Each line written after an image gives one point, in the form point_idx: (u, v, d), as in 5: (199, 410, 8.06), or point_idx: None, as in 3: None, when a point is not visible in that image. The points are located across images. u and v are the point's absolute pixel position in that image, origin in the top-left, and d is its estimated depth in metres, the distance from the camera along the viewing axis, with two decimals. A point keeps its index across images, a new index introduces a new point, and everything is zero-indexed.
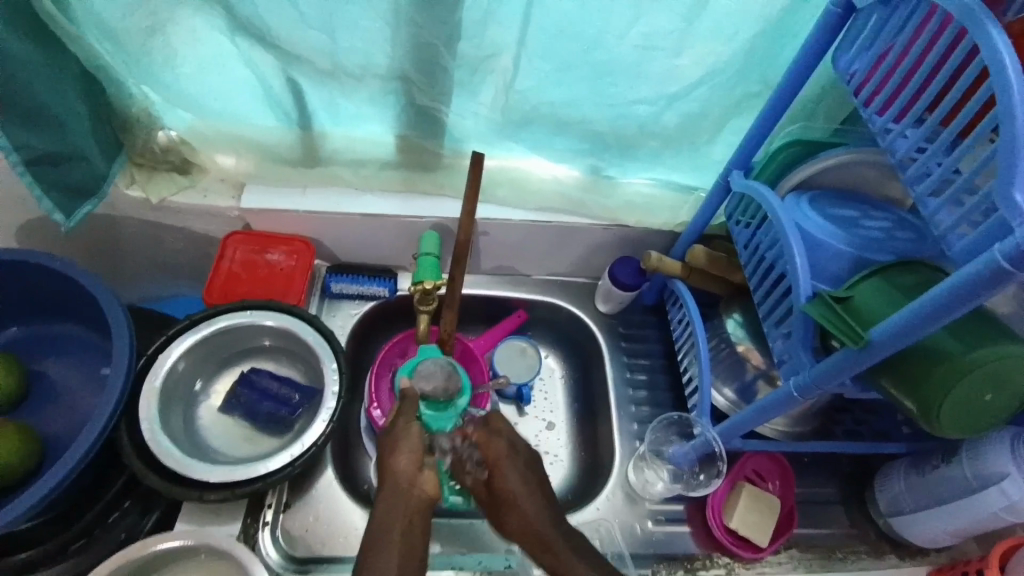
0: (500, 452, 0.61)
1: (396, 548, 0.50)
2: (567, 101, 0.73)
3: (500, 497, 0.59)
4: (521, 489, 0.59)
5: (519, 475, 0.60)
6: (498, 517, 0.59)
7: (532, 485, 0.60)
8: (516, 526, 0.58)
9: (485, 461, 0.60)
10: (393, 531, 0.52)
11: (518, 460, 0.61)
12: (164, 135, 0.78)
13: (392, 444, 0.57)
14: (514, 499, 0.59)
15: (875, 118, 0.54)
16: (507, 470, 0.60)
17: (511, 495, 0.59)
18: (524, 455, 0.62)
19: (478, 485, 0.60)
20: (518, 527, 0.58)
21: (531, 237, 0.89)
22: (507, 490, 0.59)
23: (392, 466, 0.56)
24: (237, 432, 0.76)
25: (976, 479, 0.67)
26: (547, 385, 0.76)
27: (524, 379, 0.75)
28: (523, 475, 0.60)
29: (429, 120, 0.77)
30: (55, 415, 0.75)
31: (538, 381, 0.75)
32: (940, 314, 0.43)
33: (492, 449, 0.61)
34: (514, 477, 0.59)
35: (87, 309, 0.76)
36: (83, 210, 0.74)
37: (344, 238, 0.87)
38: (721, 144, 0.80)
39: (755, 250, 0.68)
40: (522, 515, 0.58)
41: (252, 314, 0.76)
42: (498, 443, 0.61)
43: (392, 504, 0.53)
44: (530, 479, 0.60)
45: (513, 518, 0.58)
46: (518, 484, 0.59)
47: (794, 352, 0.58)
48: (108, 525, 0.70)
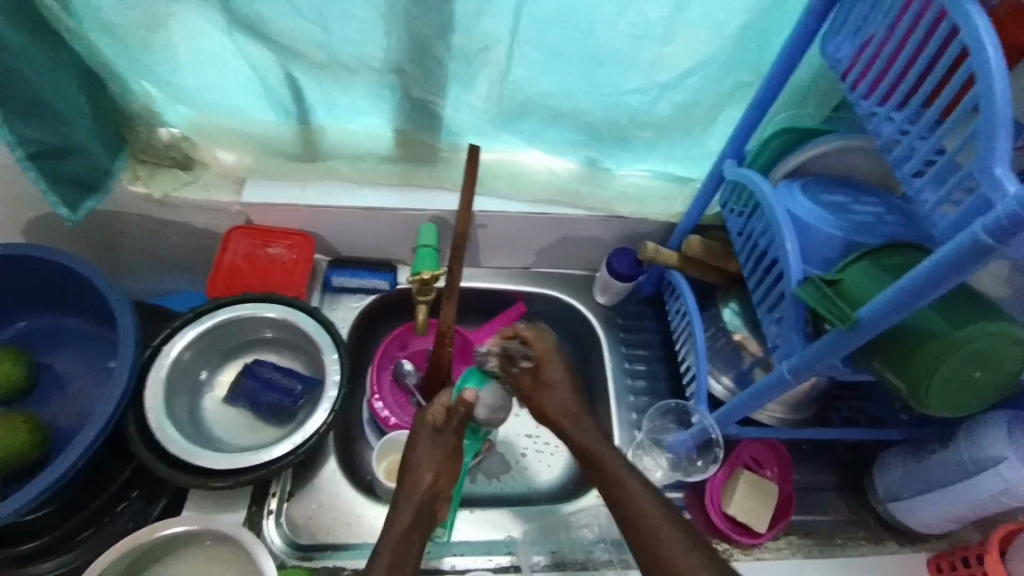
0: (547, 349, 0.62)
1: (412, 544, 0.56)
2: (561, 92, 0.74)
3: (546, 381, 0.62)
4: (562, 379, 0.63)
5: (561, 372, 0.62)
6: (538, 396, 0.62)
7: (572, 377, 0.64)
8: (562, 409, 0.62)
9: (535, 355, 0.61)
10: (414, 533, 0.57)
11: (560, 357, 0.63)
12: (166, 132, 0.80)
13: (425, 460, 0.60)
14: (556, 386, 0.62)
15: (861, 103, 0.55)
16: (554, 363, 0.62)
17: (555, 381, 0.62)
18: (564, 354, 0.64)
19: (526, 376, 0.62)
20: (556, 408, 0.62)
21: (528, 229, 0.90)
22: (551, 376, 0.62)
23: (416, 481, 0.59)
24: (241, 421, 0.78)
25: (973, 463, 0.67)
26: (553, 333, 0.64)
27: (528, 336, 0.61)
28: (563, 371, 0.63)
29: (425, 113, 0.78)
30: (62, 406, 0.76)
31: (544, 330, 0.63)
32: (925, 290, 0.44)
33: (542, 345, 0.62)
34: (560, 371, 0.62)
35: (93, 303, 0.77)
36: (87, 204, 0.76)
37: (344, 232, 0.88)
38: (715, 135, 0.80)
39: (749, 237, 0.69)
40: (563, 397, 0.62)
41: (252, 306, 0.77)
42: (548, 338, 0.62)
43: (416, 514, 0.58)
44: (570, 377, 0.64)
45: (553, 399, 0.62)
46: (557, 368, 0.62)
47: (786, 335, 0.59)
48: (115, 514, 0.71)
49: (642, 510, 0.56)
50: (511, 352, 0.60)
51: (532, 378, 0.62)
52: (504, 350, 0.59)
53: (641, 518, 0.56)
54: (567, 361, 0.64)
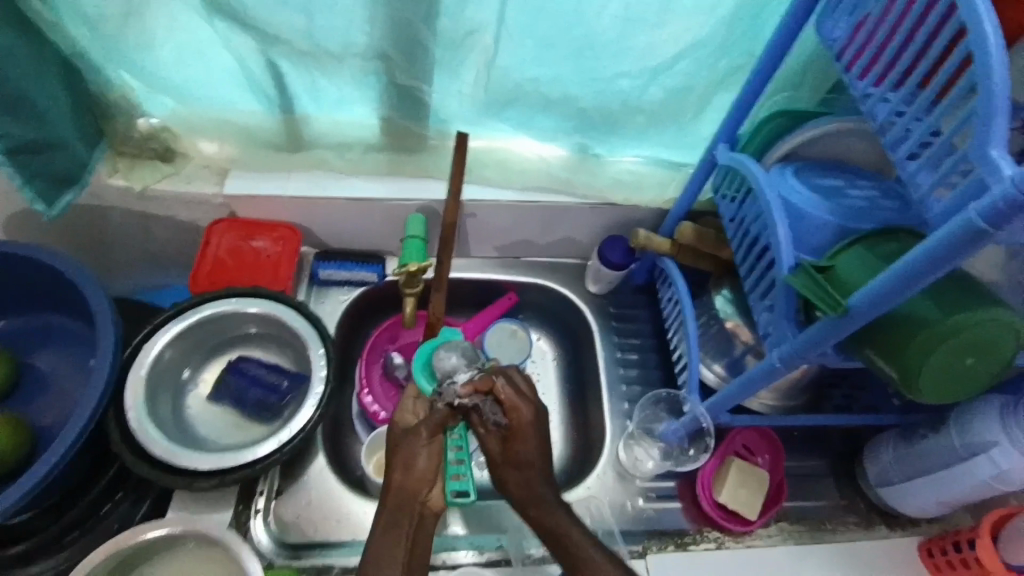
0: (525, 420, 0.60)
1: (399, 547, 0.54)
2: (550, 78, 0.73)
3: (515, 459, 0.60)
4: (537, 455, 0.60)
5: (535, 442, 0.60)
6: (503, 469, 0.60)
7: (546, 451, 0.61)
8: (521, 488, 0.60)
9: (508, 426, 0.60)
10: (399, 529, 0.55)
11: (541, 425, 0.60)
12: (145, 122, 0.77)
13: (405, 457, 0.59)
14: (530, 463, 0.59)
15: (856, 83, 0.54)
16: (530, 435, 0.60)
17: (527, 459, 0.59)
18: (546, 422, 0.61)
19: (494, 442, 0.61)
20: (517, 484, 0.60)
21: (519, 218, 0.88)
22: (523, 455, 0.59)
23: (394, 482, 0.58)
24: (227, 418, 0.77)
25: (964, 449, 0.67)
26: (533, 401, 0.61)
27: (504, 399, 0.60)
28: (539, 428, 0.60)
29: (412, 101, 0.76)
30: (47, 404, 0.75)
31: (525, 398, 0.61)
32: (917, 277, 0.43)
33: (518, 416, 0.59)
34: (536, 442, 0.60)
35: (74, 299, 0.76)
36: (66, 199, 0.74)
37: (331, 223, 0.86)
38: (707, 120, 0.79)
39: (741, 224, 0.68)
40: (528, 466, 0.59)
41: (235, 301, 0.76)
42: (525, 412, 0.60)
43: (397, 514, 0.56)
44: (545, 447, 0.60)
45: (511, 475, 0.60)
46: (530, 445, 0.60)
47: (778, 323, 0.58)
48: (101, 516, 0.70)
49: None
50: (477, 409, 0.60)
51: (501, 442, 0.60)
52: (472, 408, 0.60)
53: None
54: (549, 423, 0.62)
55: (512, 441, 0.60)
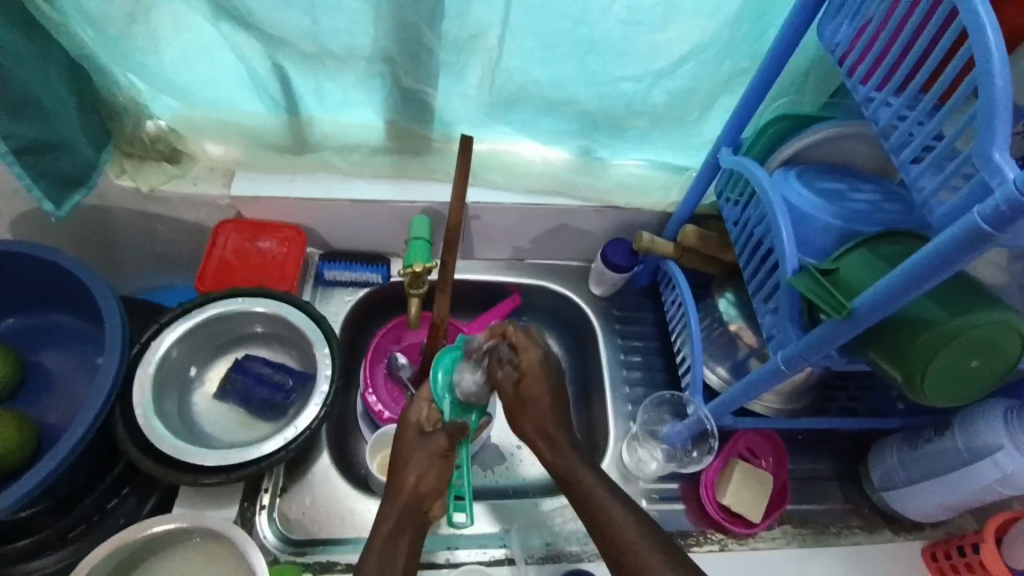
0: (533, 360, 0.63)
1: (404, 546, 0.56)
2: (553, 81, 0.73)
3: (527, 398, 0.63)
4: (546, 392, 0.63)
5: (547, 382, 0.63)
6: (518, 409, 0.64)
7: (554, 395, 0.64)
8: (536, 427, 0.64)
9: (517, 366, 0.63)
10: (401, 535, 0.56)
11: (548, 369, 0.64)
12: (152, 124, 0.78)
13: (409, 460, 0.61)
14: (537, 400, 0.63)
15: (859, 87, 0.55)
16: (539, 377, 0.63)
17: (535, 395, 0.63)
18: (553, 365, 0.65)
19: (508, 384, 0.62)
20: (534, 423, 0.64)
21: (523, 220, 0.89)
22: (532, 395, 0.63)
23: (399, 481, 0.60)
24: (232, 417, 0.77)
25: (968, 452, 0.67)
26: (540, 345, 0.64)
27: (516, 342, 0.63)
28: (548, 378, 0.64)
29: (417, 104, 0.76)
30: (53, 403, 0.76)
31: (531, 341, 0.64)
32: (921, 279, 0.43)
33: (526, 358, 0.63)
34: (545, 383, 0.64)
35: (82, 298, 0.76)
36: (73, 199, 0.74)
37: (336, 225, 0.87)
38: (710, 123, 0.79)
39: (744, 227, 0.68)
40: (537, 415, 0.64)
41: (243, 300, 0.76)
42: (532, 353, 0.63)
43: (408, 510, 0.58)
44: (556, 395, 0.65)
45: (529, 414, 0.64)
46: (541, 385, 0.63)
47: (782, 325, 0.58)
48: (107, 512, 0.71)
49: (611, 512, 0.58)
50: (496, 352, 0.62)
51: (513, 381, 0.62)
52: (491, 348, 0.61)
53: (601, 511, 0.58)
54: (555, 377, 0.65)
55: (523, 382, 0.63)
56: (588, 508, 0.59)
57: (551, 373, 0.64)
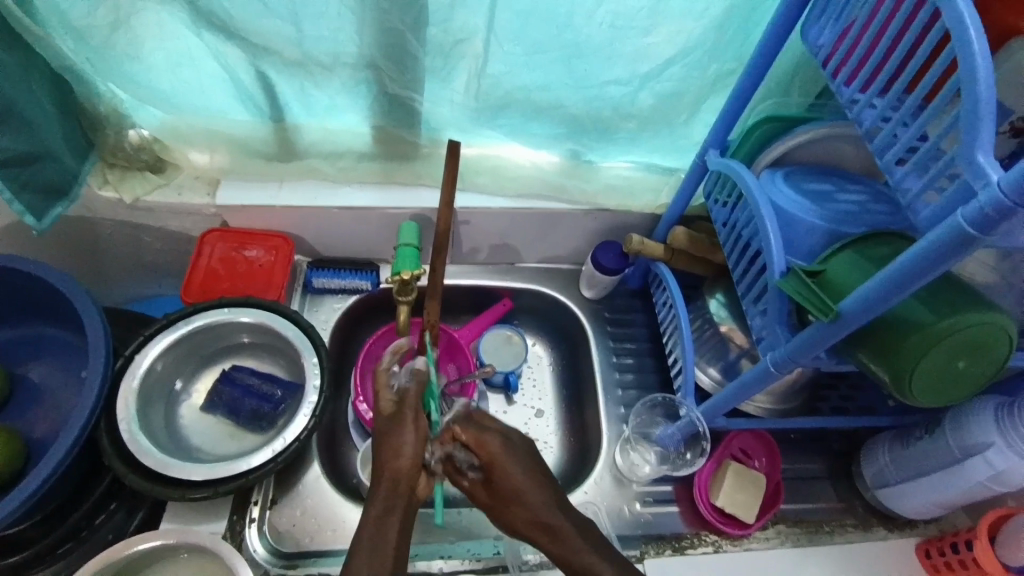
0: (495, 449, 0.57)
1: (394, 537, 0.50)
2: (540, 85, 0.73)
3: (502, 492, 0.56)
4: (526, 482, 0.56)
5: (524, 465, 0.56)
6: (501, 509, 0.56)
7: (535, 474, 0.57)
8: (524, 520, 0.55)
9: (480, 461, 0.57)
10: (389, 519, 0.50)
11: (516, 452, 0.57)
12: (135, 133, 0.78)
13: (391, 444, 0.55)
14: (517, 494, 0.55)
15: (843, 89, 0.55)
16: (509, 465, 0.56)
17: (517, 487, 0.55)
18: (520, 447, 0.58)
19: (478, 485, 0.57)
20: (523, 521, 0.55)
21: (512, 224, 0.89)
22: (507, 486, 0.55)
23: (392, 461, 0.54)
24: (221, 429, 0.76)
25: (960, 450, 0.67)
26: (499, 429, 0.59)
27: (469, 441, 0.57)
28: (525, 464, 0.57)
29: (403, 110, 0.76)
30: (38, 417, 0.75)
31: (486, 430, 0.58)
32: (907, 282, 0.43)
33: (488, 447, 0.57)
34: (520, 470, 0.56)
35: (67, 311, 0.75)
36: (55, 211, 0.74)
37: (325, 232, 0.86)
38: (698, 124, 0.79)
39: (733, 228, 0.68)
40: (524, 508, 0.55)
41: (228, 311, 0.75)
42: (491, 441, 0.57)
43: (391, 501, 0.52)
44: (532, 470, 0.57)
45: (512, 514, 0.55)
46: (522, 477, 0.56)
47: (771, 328, 0.58)
48: (95, 527, 0.70)
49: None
50: (454, 457, 0.57)
51: (484, 485, 0.57)
52: (445, 457, 0.57)
53: None
54: (528, 452, 0.58)
55: (492, 477, 0.56)
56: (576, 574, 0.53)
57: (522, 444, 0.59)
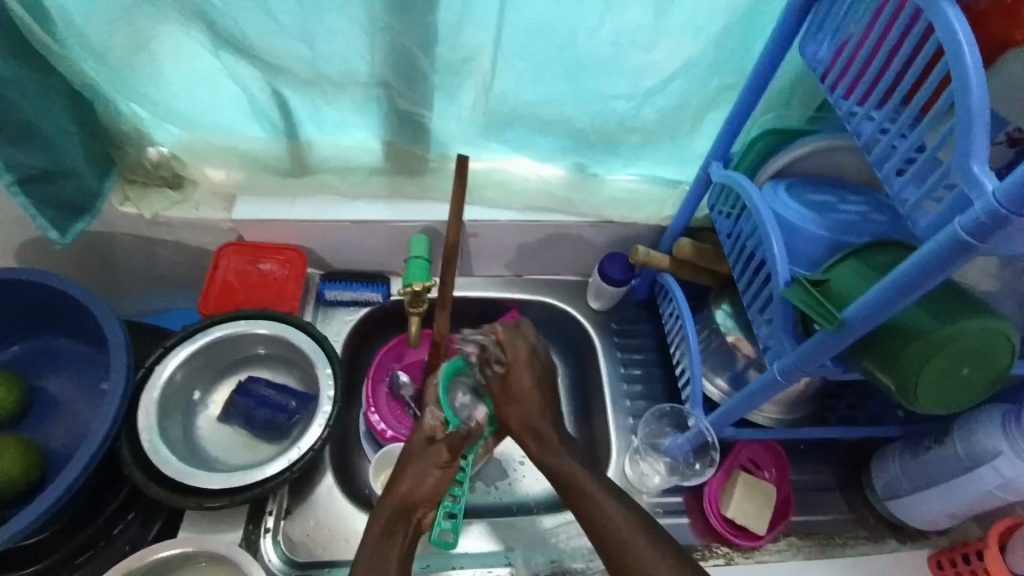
0: (520, 354, 0.70)
1: (401, 539, 0.58)
2: (546, 101, 0.75)
3: (512, 391, 0.69)
4: (532, 388, 0.69)
5: (530, 378, 0.69)
6: (508, 404, 0.69)
7: (544, 389, 0.70)
8: (521, 417, 0.68)
9: (504, 360, 0.70)
10: (391, 540, 0.58)
11: (533, 363, 0.71)
12: (155, 151, 0.80)
13: (417, 472, 0.63)
14: (524, 395, 0.69)
15: (842, 102, 0.57)
16: (524, 369, 0.70)
17: (527, 389, 0.69)
18: (538, 366, 0.71)
19: (495, 380, 0.70)
20: (519, 419, 0.68)
21: (520, 236, 0.90)
22: (518, 386, 0.69)
23: (407, 489, 0.61)
24: (235, 440, 0.77)
25: (968, 458, 0.67)
26: (526, 340, 0.72)
27: (503, 339, 0.71)
28: (537, 378, 0.70)
29: (412, 125, 0.78)
30: (57, 429, 0.76)
31: (517, 335, 0.72)
32: (908, 289, 0.44)
33: (515, 351, 0.70)
34: (530, 379, 0.69)
35: (85, 324, 0.77)
36: (78, 226, 0.77)
37: (336, 245, 0.88)
38: (701, 137, 0.81)
39: (737, 239, 0.69)
40: (524, 411, 0.68)
41: (245, 323, 0.77)
42: (520, 347, 0.71)
43: (395, 517, 0.59)
44: (542, 384, 0.70)
45: (514, 409, 0.69)
46: (531, 380, 0.69)
47: (776, 336, 0.59)
48: (111, 537, 0.71)
49: (612, 515, 0.58)
50: (488, 354, 0.71)
51: (499, 379, 0.70)
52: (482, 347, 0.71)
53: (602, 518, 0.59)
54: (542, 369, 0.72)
55: (507, 376, 0.70)
56: (583, 500, 0.61)
57: (537, 365, 0.71)
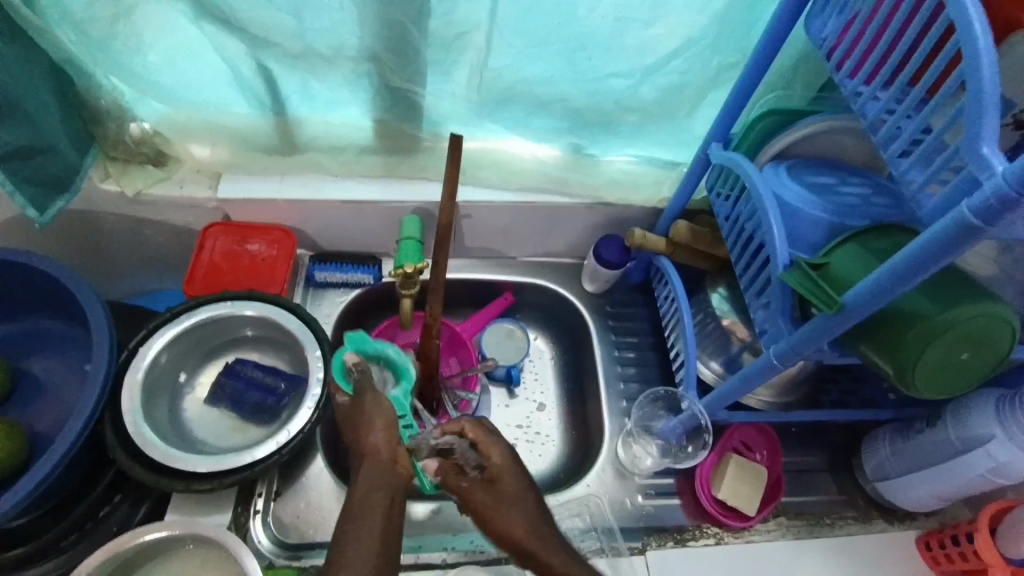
0: (504, 457, 0.55)
1: (377, 526, 0.47)
2: (543, 78, 0.73)
3: (501, 492, 0.54)
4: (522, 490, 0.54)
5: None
6: (500, 518, 0.53)
7: (531, 498, 0.55)
8: (509, 526, 0.53)
9: (485, 465, 0.55)
10: (369, 517, 0.47)
11: (518, 471, 0.55)
12: (136, 127, 0.76)
13: (365, 423, 0.54)
14: (509, 503, 0.54)
15: (848, 81, 0.55)
16: (507, 474, 0.54)
17: (516, 495, 0.54)
18: (511, 445, 0.56)
19: (477, 485, 0.55)
20: (507, 527, 0.53)
21: (515, 218, 0.88)
22: (511, 488, 0.54)
23: (371, 443, 0.53)
24: (224, 422, 0.76)
25: (961, 442, 0.67)
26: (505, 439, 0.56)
27: (477, 437, 0.55)
28: (514, 456, 0.56)
29: (404, 102, 0.76)
30: (42, 410, 0.75)
31: (492, 434, 0.56)
32: (911, 274, 0.43)
33: (494, 456, 0.55)
34: (518, 485, 0.54)
35: (69, 304, 0.75)
36: (58, 204, 0.73)
37: (326, 225, 0.86)
38: (701, 117, 0.79)
39: (736, 222, 0.68)
40: (512, 525, 0.53)
41: (232, 304, 0.75)
42: (500, 447, 0.55)
43: (370, 490, 0.49)
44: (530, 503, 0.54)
45: (507, 517, 0.53)
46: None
47: (774, 320, 0.58)
48: (99, 520, 0.70)
49: None
50: (457, 453, 0.54)
51: (484, 488, 0.54)
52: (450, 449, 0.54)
53: None
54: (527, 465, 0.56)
55: (497, 482, 0.54)
56: None
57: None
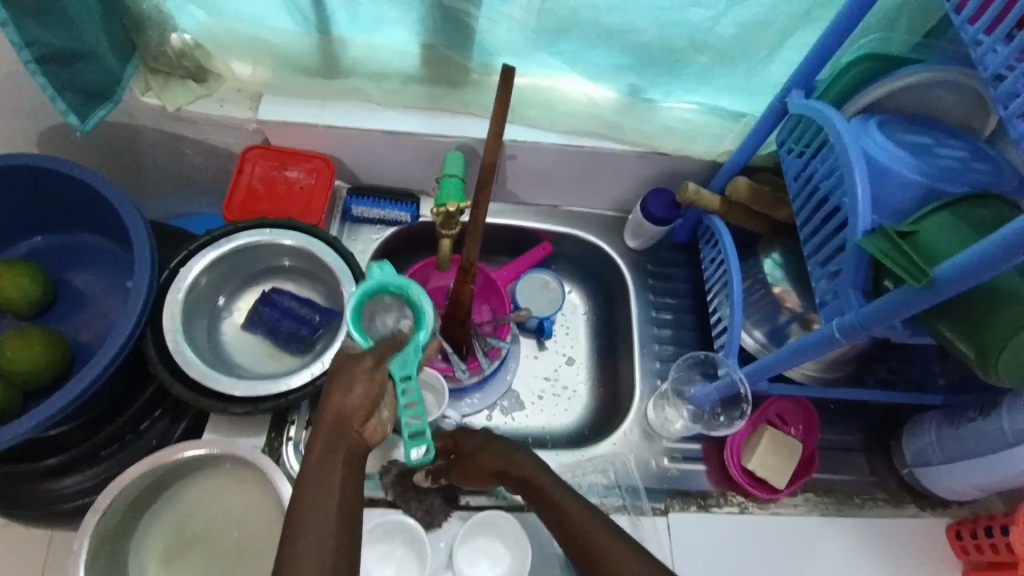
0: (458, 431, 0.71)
1: (338, 476, 0.45)
2: (611, 5, 0.66)
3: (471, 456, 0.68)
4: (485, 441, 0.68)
5: (484, 442, 0.68)
6: (475, 467, 0.67)
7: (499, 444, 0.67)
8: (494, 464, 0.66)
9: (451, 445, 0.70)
10: (332, 469, 0.46)
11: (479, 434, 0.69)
12: (177, 37, 0.74)
13: (347, 379, 0.49)
14: (481, 454, 0.67)
15: (966, 27, 0.48)
16: (471, 433, 0.69)
17: (482, 453, 0.67)
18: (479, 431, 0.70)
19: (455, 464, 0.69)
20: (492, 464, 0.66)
21: (560, 164, 0.83)
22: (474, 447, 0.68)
23: (343, 402, 0.48)
24: (260, 348, 0.77)
25: (1014, 434, 0.64)
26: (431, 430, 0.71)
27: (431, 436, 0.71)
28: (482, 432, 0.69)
29: (456, 26, 0.70)
30: (84, 322, 0.77)
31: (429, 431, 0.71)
32: (1013, 252, 0.39)
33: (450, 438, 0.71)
34: (490, 451, 0.67)
35: (110, 220, 0.75)
36: (99, 114, 0.72)
37: (365, 157, 0.83)
38: (780, 62, 0.72)
39: (807, 182, 0.62)
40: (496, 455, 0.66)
41: (271, 232, 0.74)
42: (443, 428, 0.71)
43: (333, 443, 0.47)
44: (503, 451, 0.66)
45: (491, 452, 0.66)
46: (489, 449, 0.67)
47: (842, 291, 0.53)
48: (139, 432, 0.73)
49: (573, 514, 0.58)
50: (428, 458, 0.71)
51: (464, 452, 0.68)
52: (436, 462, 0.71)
53: (571, 523, 0.58)
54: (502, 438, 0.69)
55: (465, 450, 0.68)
56: (556, 518, 0.59)
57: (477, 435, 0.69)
